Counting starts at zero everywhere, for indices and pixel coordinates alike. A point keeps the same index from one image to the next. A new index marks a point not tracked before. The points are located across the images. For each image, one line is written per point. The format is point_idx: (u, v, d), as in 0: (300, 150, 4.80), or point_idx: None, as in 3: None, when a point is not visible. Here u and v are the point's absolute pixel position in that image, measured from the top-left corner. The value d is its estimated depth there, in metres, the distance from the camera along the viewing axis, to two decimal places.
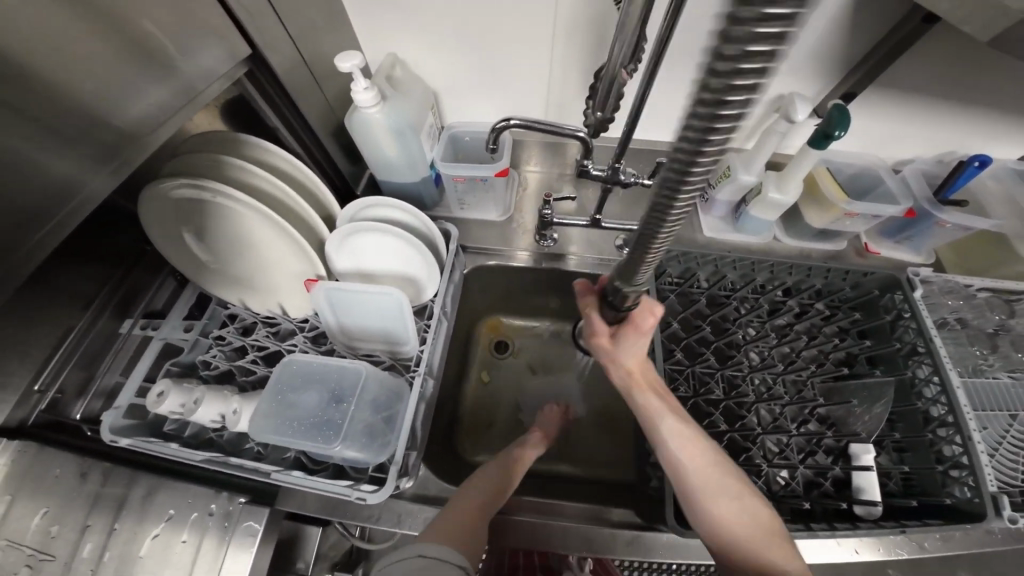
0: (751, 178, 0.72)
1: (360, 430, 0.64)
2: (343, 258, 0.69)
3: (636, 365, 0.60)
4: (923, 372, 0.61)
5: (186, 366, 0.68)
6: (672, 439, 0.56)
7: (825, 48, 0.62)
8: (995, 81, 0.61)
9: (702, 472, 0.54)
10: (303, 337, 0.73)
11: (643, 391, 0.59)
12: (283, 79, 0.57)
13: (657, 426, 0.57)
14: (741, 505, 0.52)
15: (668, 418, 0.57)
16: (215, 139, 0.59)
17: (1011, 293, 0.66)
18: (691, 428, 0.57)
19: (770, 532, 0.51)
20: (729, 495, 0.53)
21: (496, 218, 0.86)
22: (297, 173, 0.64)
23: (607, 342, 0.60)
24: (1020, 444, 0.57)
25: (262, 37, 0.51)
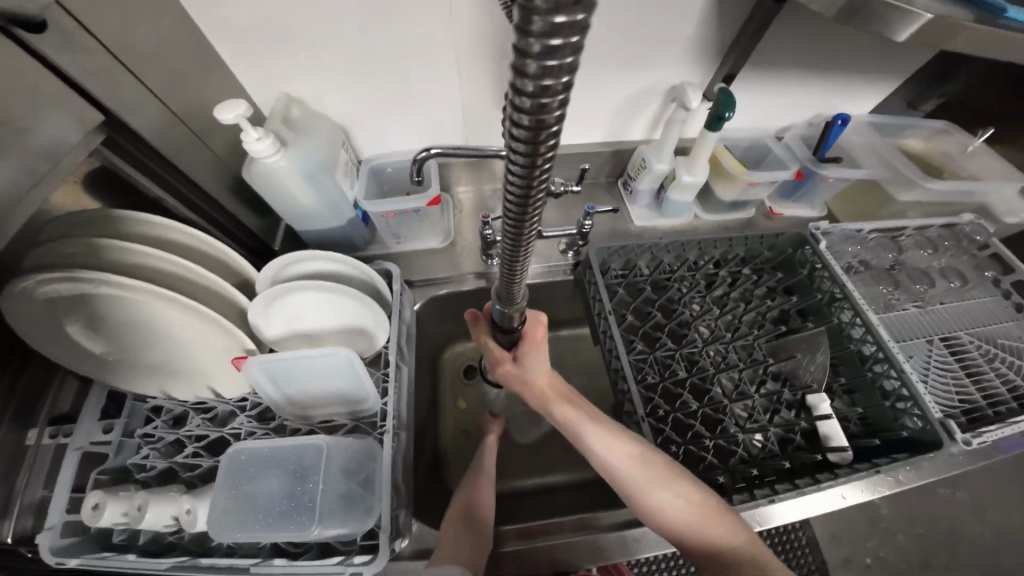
0: (664, 166, 0.76)
1: (337, 498, 0.59)
2: (274, 324, 0.63)
3: (545, 380, 0.59)
4: (846, 316, 0.67)
5: (116, 471, 0.58)
6: (598, 446, 0.54)
7: (702, 39, 0.67)
8: (843, 49, 0.70)
9: (631, 469, 0.53)
10: (247, 417, 0.65)
11: (557, 405, 0.57)
12: (153, 141, 0.51)
13: (579, 434, 0.56)
14: (677, 493, 0.51)
15: (588, 425, 0.56)
16: (93, 218, 0.51)
17: (895, 231, 0.74)
18: (611, 427, 0.56)
19: (705, 512, 0.51)
20: (659, 482, 0.52)
21: (439, 245, 0.83)
22: (198, 243, 0.59)
23: (508, 364, 0.59)
24: (942, 365, 0.65)
25: (119, 103, 0.46)
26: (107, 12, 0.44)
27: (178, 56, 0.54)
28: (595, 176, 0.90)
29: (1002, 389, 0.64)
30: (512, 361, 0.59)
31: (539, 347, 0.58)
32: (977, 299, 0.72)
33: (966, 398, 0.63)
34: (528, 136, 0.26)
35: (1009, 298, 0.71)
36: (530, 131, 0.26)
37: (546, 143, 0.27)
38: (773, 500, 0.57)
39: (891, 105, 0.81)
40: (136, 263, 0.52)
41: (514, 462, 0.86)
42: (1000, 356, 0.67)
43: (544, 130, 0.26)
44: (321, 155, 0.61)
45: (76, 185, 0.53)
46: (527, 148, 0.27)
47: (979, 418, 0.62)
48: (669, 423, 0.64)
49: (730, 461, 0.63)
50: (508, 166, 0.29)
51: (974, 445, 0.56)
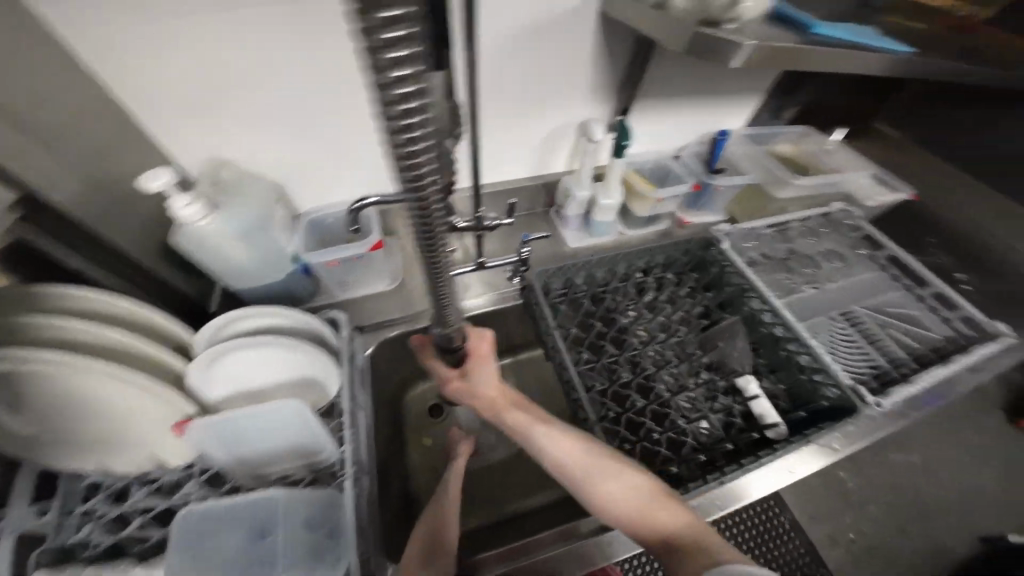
0: (586, 193, 0.85)
1: (297, 549, 0.58)
2: (219, 385, 0.63)
3: (494, 391, 0.66)
4: (755, 304, 0.75)
5: (57, 551, 0.54)
6: (546, 445, 0.59)
7: (597, 81, 0.77)
8: (713, 80, 0.83)
9: (579, 461, 0.56)
10: (197, 483, 0.62)
11: (507, 412, 0.63)
12: (76, 213, 0.52)
13: (528, 437, 0.60)
14: (624, 481, 0.54)
15: (535, 428, 0.61)
16: (9, 296, 0.50)
17: (784, 225, 0.85)
18: (557, 427, 0.60)
19: (653, 497, 0.53)
20: (607, 470, 0.55)
21: (386, 288, 0.85)
22: (126, 311, 0.58)
23: (458, 381, 0.67)
24: (845, 336, 0.74)
25: (35, 180, 0.47)
26: (24, 95, 0.46)
27: (98, 131, 0.56)
28: (529, 207, 0.97)
29: (902, 354, 0.74)
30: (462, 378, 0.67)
31: (484, 361, 0.67)
32: (863, 276, 0.84)
33: (874, 365, 0.72)
34: (411, 176, 0.32)
35: (888, 271, 0.84)
36: (409, 172, 0.32)
37: (426, 180, 0.33)
38: (723, 482, 0.61)
39: (764, 119, 0.96)
40: (57, 337, 0.52)
41: (489, 492, 0.86)
42: (892, 323, 0.78)
43: (420, 169, 0.31)
44: (255, 213, 0.65)
45: None
46: (412, 185, 0.33)
47: (889, 381, 0.71)
48: (623, 424, 0.68)
49: (682, 451, 0.67)
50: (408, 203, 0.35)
51: (883, 404, 0.63)
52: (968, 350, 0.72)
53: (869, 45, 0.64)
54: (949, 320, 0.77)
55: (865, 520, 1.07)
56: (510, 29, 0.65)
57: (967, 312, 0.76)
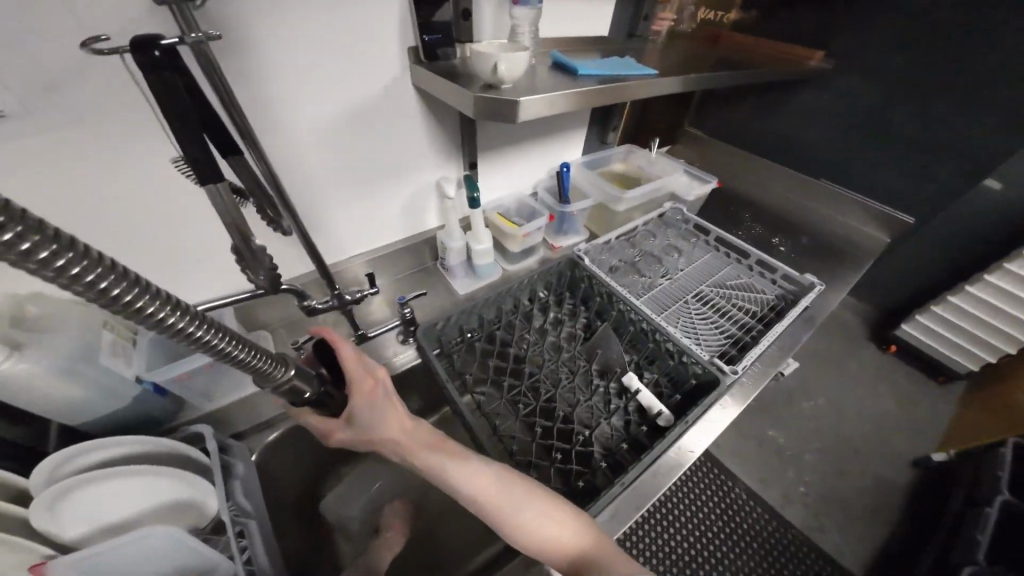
0: (458, 242, 0.90)
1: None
2: (71, 523, 0.53)
3: (396, 432, 0.58)
4: (621, 306, 0.83)
5: None
6: (462, 481, 0.56)
7: (434, 144, 0.84)
8: (535, 128, 0.95)
9: (496, 496, 0.55)
10: None
11: (416, 454, 0.57)
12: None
13: (441, 474, 0.57)
14: (539, 510, 0.54)
15: (450, 465, 0.57)
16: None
17: (632, 231, 0.99)
18: (473, 462, 0.57)
19: (566, 523, 0.54)
20: (522, 503, 0.54)
21: (261, 382, 0.78)
22: None
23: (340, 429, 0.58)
24: (700, 314, 0.87)
25: None
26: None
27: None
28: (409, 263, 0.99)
29: (748, 319, 0.87)
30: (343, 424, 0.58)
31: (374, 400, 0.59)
32: (702, 260, 0.98)
33: (730, 336, 0.83)
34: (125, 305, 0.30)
35: (720, 250, 1.00)
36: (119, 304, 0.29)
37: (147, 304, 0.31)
38: (625, 484, 0.63)
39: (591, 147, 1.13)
40: None
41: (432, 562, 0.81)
42: (734, 294, 0.92)
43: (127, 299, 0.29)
44: (75, 346, 0.57)
45: None
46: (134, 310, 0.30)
47: (744, 346, 0.82)
48: (532, 451, 0.70)
49: (591, 462, 0.70)
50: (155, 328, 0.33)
51: (738, 371, 0.72)
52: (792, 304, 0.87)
53: (633, 75, 0.80)
54: (774, 281, 0.93)
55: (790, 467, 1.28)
56: (330, 115, 0.68)
57: (786, 272, 0.92)
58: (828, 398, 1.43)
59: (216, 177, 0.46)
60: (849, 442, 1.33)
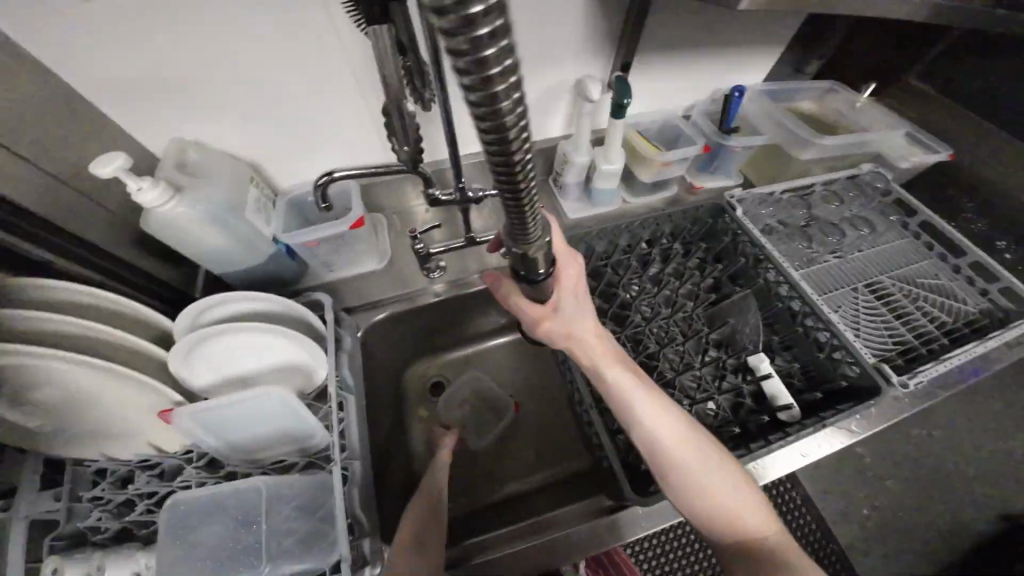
0: (584, 158, 0.77)
1: (285, 541, 0.57)
2: (201, 373, 0.58)
3: (596, 341, 0.55)
4: (771, 275, 0.68)
5: (71, 536, 0.52)
6: (650, 418, 0.52)
7: (594, 33, 0.69)
8: (721, 26, 0.72)
9: (683, 446, 0.51)
10: (197, 467, 0.61)
11: (612, 369, 0.53)
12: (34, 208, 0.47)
13: (628, 401, 0.53)
14: (725, 478, 0.50)
15: (642, 396, 0.53)
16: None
17: (805, 189, 0.77)
18: (664, 403, 0.53)
19: (749, 502, 0.50)
20: (709, 464, 0.50)
21: (377, 267, 0.81)
22: (97, 299, 0.54)
23: (547, 321, 0.55)
24: (869, 311, 0.69)
25: None
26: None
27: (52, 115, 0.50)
28: None
29: (931, 328, 0.69)
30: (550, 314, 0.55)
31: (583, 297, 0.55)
32: (889, 244, 0.77)
33: (900, 341, 0.67)
34: (482, 99, 0.26)
35: (920, 238, 0.76)
36: (484, 96, 0.26)
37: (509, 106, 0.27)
38: None
39: (780, 74, 0.87)
40: (34, 331, 0.49)
41: (494, 470, 0.84)
42: (922, 295, 0.72)
43: (496, 92, 0.26)
44: (225, 198, 0.59)
45: None
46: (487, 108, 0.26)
47: (914, 358, 0.66)
48: None
49: None
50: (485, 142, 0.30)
51: (908, 386, 0.58)
52: (1006, 324, 0.66)
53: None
54: (989, 292, 0.69)
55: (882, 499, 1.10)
56: None
57: (1013, 283, 0.68)
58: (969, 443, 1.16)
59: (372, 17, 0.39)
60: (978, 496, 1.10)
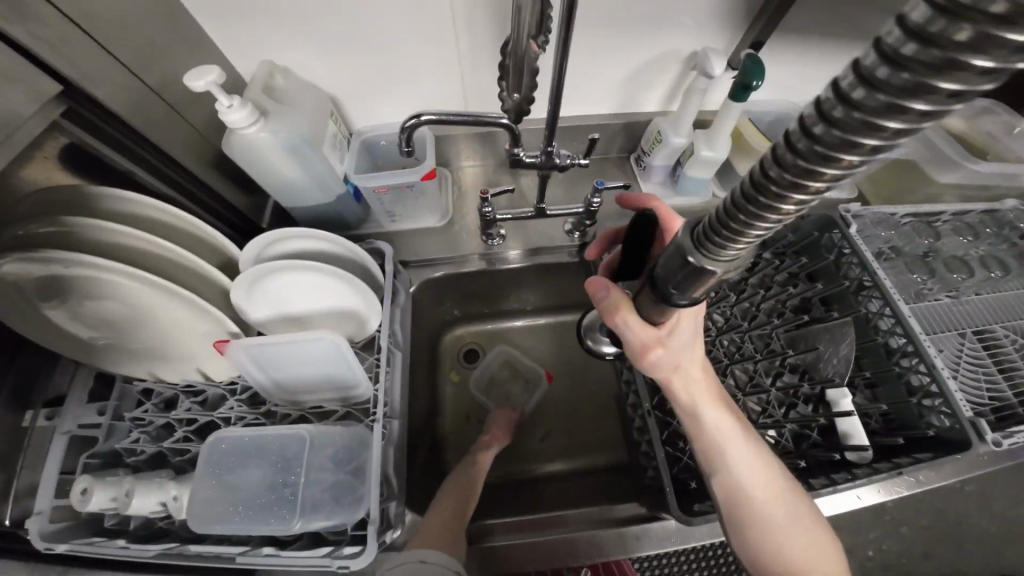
0: (682, 140, 0.70)
1: (322, 492, 0.55)
2: (259, 306, 0.56)
3: (701, 375, 0.50)
4: (874, 305, 0.61)
5: (107, 455, 0.54)
6: (741, 466, 0.49)
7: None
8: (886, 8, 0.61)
9: (772, 501, 0.49)
10: (238, 401, 0.59)
11: (714, 410, 0.49)
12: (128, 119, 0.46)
13: (722, 446, 0.50)
14: (810, 541, 0.48)
15: (738, 442, 0.50)
16: (60, 198, 0.45)
17: (933, 217, 0.69)
18: (760, 451, 0.50)
19: (830, 568, 0.48)
20: (795, 524, 0.48)
21: (435, 224, 0.77)
22: (171, 218, 0.52)
23: (659, 347, 0.46)
24: (974, 360, 0.62)
25: (83, 75, 0.40)
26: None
27: (152, 25, 0.48)
28: (605, 151, 0.83)
29: None
30: (660, 340, 0.46)
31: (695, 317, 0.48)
32: (1012, 291, 0.68)
33: (998, 398, 0.61)
34: (814, 150, 0.21)
35: None
36: (820, 151, 0.21)
37: (826, 173, 0.21)
38: None
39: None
40: (105, 242, 0.47)
41: (520, 450, 0.83)
42: None
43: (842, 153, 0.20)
44: (307, 127, 0.55)
45: (49, 161, 0.47)
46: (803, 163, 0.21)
47: (1006, 417, 0.61)
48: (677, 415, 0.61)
49: None
50: (759, 172, 0.24)
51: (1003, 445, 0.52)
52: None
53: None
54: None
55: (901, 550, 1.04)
56: None
57: None
58: None
59: None
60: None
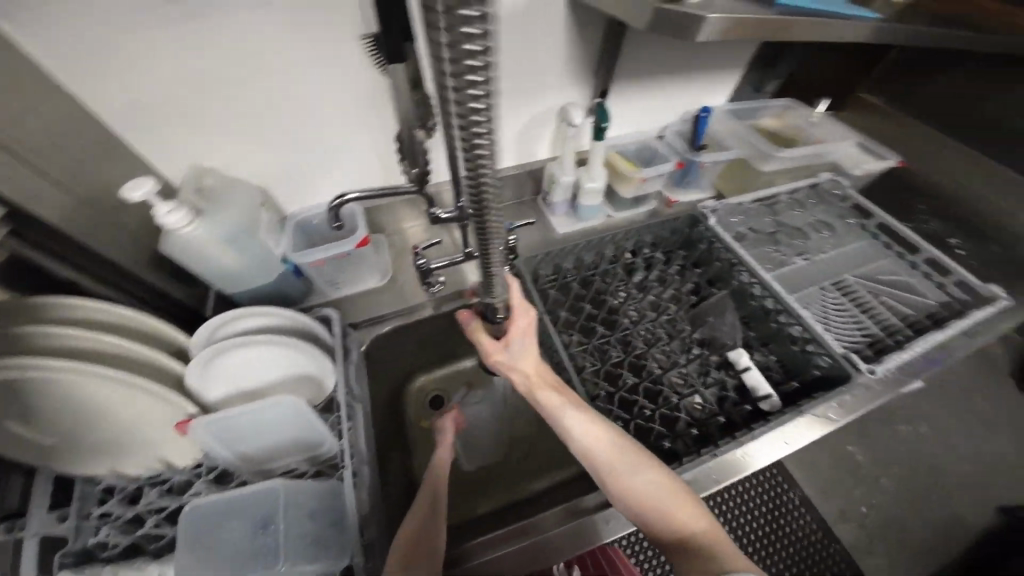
0: (570, 176, 0.85)
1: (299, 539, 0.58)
2: (216, 384, 0.61)
3: (533, 368, 0.58)
4: (744, 277, 0.75)
5: (79, 553, 0.54)
6: (577, 427, 0.54)
7: (575, 64, 0.77)
8: (687, 52, 0.83)
9: (608, 451, 0.53)
10: (207, 481, 0.63)
11: (542, 391, 0.56)
12: (67, 227, 0.53)
13: (557, 417, 0.55)
14: (650, 477, 0.52)
15: (569, 409, 0.55)
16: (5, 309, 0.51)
17: (772, 199, 0.88)
18: (591, 411, 0.56)
19: (675, 497, 0.51)
20: (632, 464, 0.52)
21: (377, 283, 0.85)
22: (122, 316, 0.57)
23: (498, 353, 0.59)
24: (838, 306, 0.77)
25: (19, 192, 0.47)
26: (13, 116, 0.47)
27: (85, 144, 0.56)
28: (518, 196, 0.97)
29: (895, 321, 0.77)
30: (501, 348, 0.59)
31: (527, 334, 0.59)
32: (853, 245, 0.87)
33: (868, 334, 0.74)
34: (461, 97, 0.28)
35: (877, 239, 0.87)
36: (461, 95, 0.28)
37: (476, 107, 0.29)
38: (717, 455, 0.59)
39: (742, 94, 0.99)
40: (59, 344, 0.52)
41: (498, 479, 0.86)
42: (884, 291, 0.81)
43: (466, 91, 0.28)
44: (242, 219, 0.65)
45: None
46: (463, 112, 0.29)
47: (882, 349, 0.73)
48: (615, 402, 0.68)
49: (676, 427, 0.67)
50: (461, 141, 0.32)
51: (876, 371, 0.62)
52: (960, 316, 0.75)
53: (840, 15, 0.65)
54: (946, 285, 0.80)
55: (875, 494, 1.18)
56: None
57: (962, 277, 0.79)
58: (935, 432, 1.28)
59: (392, 58, 0.45)
60: (944, 479, 1.21)
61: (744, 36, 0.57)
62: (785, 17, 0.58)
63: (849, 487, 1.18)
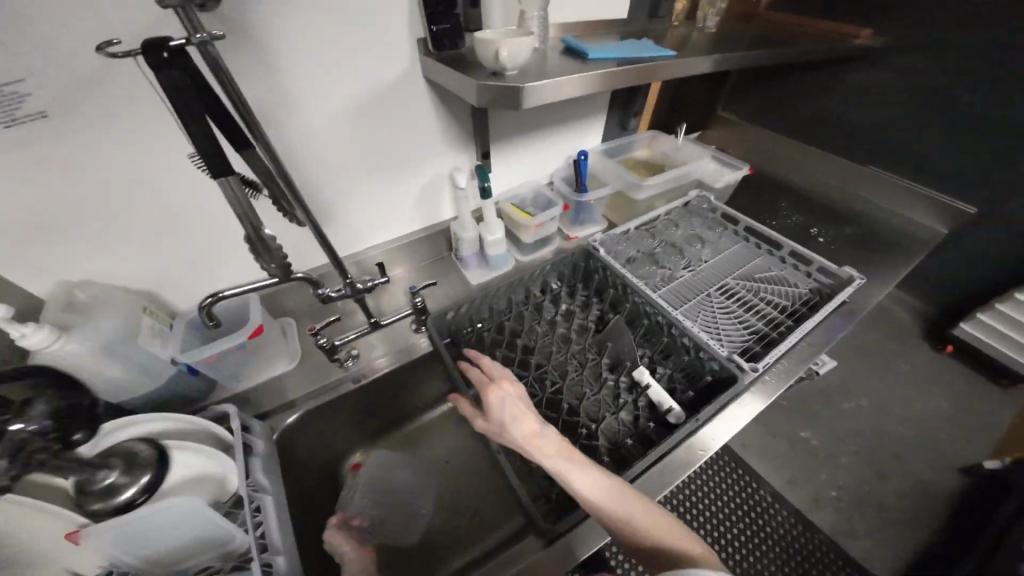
0: (471, 232, 0.91)
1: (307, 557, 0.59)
2: (111, 492, 0.55)
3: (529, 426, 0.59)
4: (635, 298, 0.83)
5: None
6: (577, 477, 0.53)
7: (449, 131, 0.83)
8: (550, 112, 0.95)
9: (609, 494, 0.53)
10: None
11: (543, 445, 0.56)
12: None
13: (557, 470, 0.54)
14: (648, 512, 0.53)
15: (566, 462, 0.54)
16: None
17: (652, 221, 1.02)
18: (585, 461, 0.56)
19: (668, 529, 0.54)
20: (635, 503, 0.53)
21: (288, 366, 0.82)
22: None
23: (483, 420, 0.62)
24: (724, 309, 0.85)
25: None
26: None
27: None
28: (430, 254, 1.01)
29: (777, 314, 0.84)
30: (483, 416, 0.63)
31: (506, 388, 0.64)
32: (730, 250, 0.98)
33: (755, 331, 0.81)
34: None
35: (749, 241, 1.00)
36: None
37: None
38: (625, 478, 0.61)
39: (611, 133, 1.13)
40: None
41: (451, 546, 0.82)
42: (763, 287, 0.89)
43: None
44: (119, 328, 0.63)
45: None
46: None
47: (769, 342, 0.80)
48: (538, 442, 0.71)
49: (596, 453, 0.69)
50: None
51: (755, 369, 0.69)
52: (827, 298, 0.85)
53: (645, 55, 0.75)
54: (812, 272, 0.90)
55: (836, 473, 1.26)
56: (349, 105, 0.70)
57: (821, 263, 0.89)
58: (871, 398, 1.40)
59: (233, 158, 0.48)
60: (892, 442, 1.30)
61: (622, 83, 0.71)
62: (647, 64, 0.72)
63: (814, 472, 1.26)
